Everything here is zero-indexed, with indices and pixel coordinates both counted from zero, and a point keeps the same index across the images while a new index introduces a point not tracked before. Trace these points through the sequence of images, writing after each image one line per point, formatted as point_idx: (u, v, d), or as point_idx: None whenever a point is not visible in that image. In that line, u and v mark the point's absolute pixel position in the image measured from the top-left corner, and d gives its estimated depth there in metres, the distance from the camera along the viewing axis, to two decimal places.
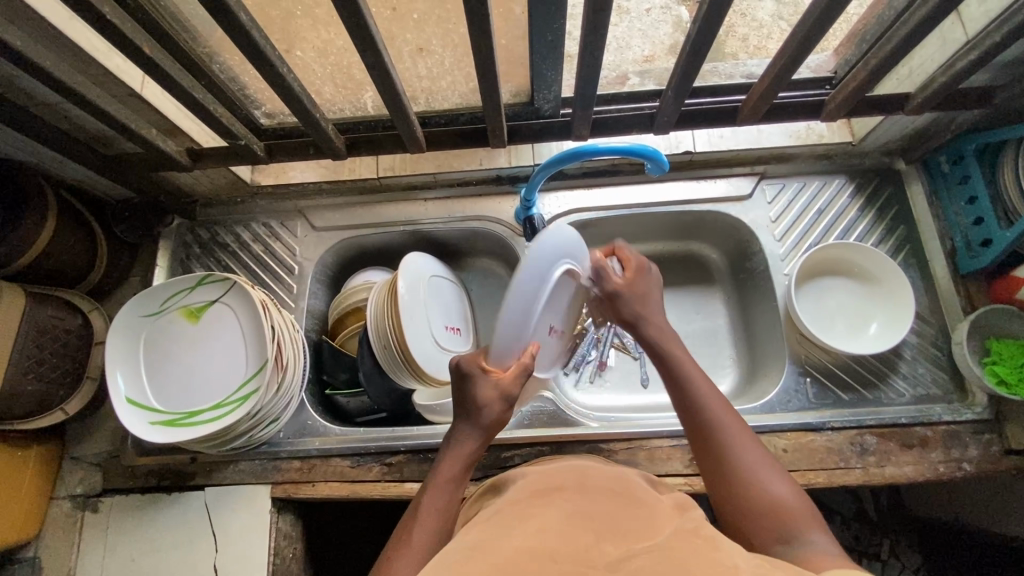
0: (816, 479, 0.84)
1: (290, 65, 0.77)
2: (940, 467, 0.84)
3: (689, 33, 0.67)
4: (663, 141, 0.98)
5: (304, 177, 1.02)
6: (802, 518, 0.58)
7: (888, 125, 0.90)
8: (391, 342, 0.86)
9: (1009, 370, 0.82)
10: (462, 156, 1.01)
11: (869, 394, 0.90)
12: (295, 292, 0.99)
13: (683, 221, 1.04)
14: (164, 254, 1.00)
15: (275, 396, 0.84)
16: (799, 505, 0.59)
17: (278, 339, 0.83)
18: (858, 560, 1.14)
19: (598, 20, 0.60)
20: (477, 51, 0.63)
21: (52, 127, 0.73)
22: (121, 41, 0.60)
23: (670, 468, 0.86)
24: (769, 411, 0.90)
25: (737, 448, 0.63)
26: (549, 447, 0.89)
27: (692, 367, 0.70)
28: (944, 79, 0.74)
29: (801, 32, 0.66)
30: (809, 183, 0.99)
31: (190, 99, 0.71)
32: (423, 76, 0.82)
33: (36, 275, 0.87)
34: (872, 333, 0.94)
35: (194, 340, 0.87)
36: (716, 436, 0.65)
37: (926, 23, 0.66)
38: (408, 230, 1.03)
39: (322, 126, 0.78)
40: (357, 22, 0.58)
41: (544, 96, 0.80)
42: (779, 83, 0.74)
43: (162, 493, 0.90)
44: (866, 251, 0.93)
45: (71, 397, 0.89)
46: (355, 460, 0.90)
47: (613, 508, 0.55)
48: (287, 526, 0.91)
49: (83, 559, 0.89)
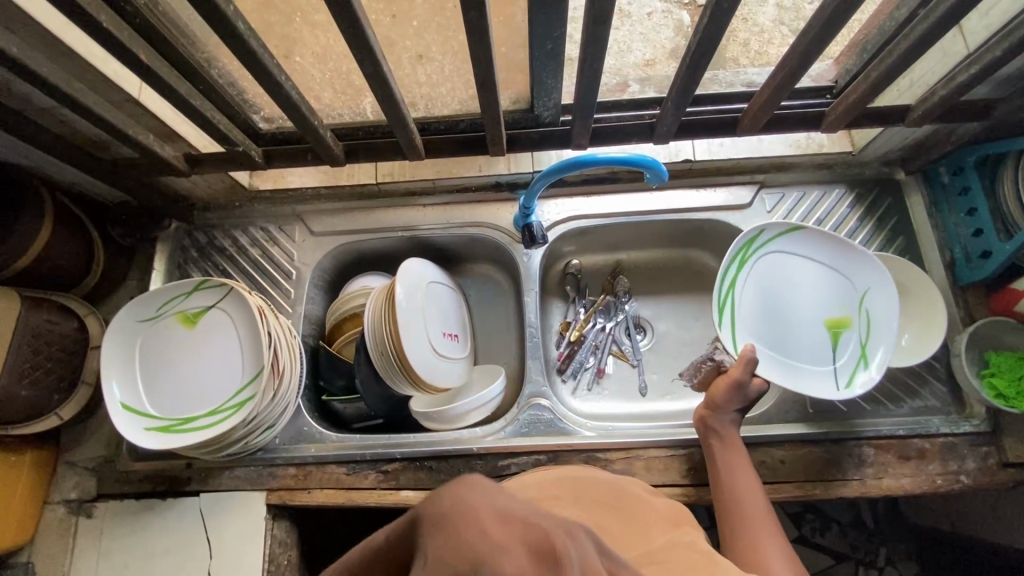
0: (813, 490, 0.84)
1: (289, 71, 0.76)
2: (937, 480, 0.84)
3: (690, 44, 0.67)
4: (663, 150, 0.99)
5: (303, 182, 1.03)
6: None
7: (887, 135, 0.90)
8: (388, 349, 0.86)
9: (1007, 383, 0.82)
10: (462, 163, 1.02)
11: (868, 406, 0.89)
12: (292, 298, 0.99)
13: (682, 230, 1.04)
14: (161, 259, 1.00)
15: (272, 403, 0.83)
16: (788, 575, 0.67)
17: (274, 346, 0.82)
18: (855, 568, 1.15)
19: (597, 31, 0.60)
20: (477, 61, 0.63)
21: (49, 132, 0.73)
22: (119, 49, 0.60)
23: (667, 478, 0.86)
24: (767, 422, 0.89)
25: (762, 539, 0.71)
26: (546, 456, 0.88)
27: (740, 471, 0.78)
28: (945, 92, 0.73)
29: (802, 44, 0.66)
30: (809, 192, 0.99)
31: (188, 105, 0.70)
32: (422, 82, 0.82)
33: (32, 279, 0.87)
34: (904, 344, 0.90)
35: (191, 346, 0.86)
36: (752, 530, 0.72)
37: (926, 37, 0.66)
38: (407, 236, 1.02)
39: (321, 133, 0.77)
40: (356, 33, 0.57)
41: (545, 104, 0.80)
42: (779, 94, 0.74)
43: (157, 499, 0.90)
44: (897, 261, 0.92)
45: (65, 402, 0.89)
46: (350, 468, 0.89)
47: (609, 525, 0.57)
48: (282, 534, 0.91)
49: (78, 564, 0.89)
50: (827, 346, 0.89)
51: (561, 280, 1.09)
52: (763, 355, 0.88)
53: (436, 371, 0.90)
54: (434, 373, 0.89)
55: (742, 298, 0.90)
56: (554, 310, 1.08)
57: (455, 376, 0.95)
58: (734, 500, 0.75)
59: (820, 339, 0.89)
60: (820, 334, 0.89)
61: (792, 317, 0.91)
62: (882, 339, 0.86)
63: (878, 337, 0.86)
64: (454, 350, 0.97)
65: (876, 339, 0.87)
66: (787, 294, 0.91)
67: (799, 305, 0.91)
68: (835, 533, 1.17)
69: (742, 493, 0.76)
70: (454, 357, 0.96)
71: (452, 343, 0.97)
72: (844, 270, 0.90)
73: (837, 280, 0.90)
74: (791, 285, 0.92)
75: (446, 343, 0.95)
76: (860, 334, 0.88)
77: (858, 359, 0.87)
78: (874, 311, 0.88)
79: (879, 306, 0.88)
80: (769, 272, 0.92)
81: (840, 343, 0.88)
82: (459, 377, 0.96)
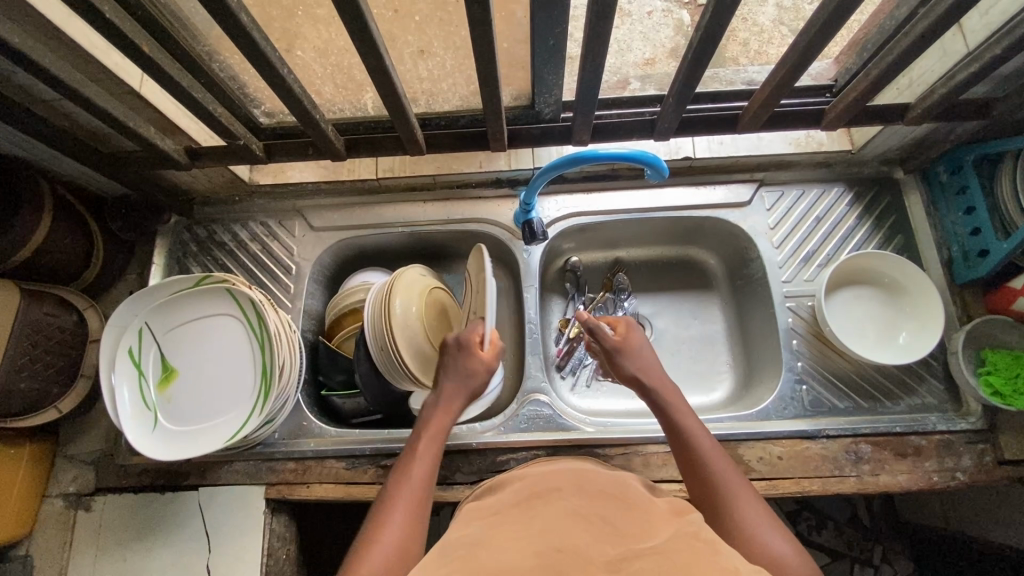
0: (811, 486, 0.84)
1: (290, 65, 0.76)
2: (934, 476, 0.85)
3: (692, 41, 0.67)
4: (663, 147, 0.98)
5: (303, 177, 1.02)
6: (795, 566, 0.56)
7: (887, 135, 0.90)
8: (388, 344, 0.85)
9: (1004, 380, 0.82)
10: (461, 159, 1.01)
11: (866, 402, 0.90)
12: (292, 292, 0.99)
13: (682, 227, 1.04)
14: (160, 252, 1.00)
15: (262, 428, 0.86)
16: (801, 564, 0.56)
17: (282, 368, 0.83)
18: (850, 566, 1.15)
19: (599, 27, 0.60)
20: (479, 55, 0.63)
21: (49, 125, 0.72)
22: (121, 39, 0.59)
23: (665, 474, 0.86)
24: (765, 418, 0.89)
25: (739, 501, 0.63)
26: (546, 451, 0.89)
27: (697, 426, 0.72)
28: (945, 90, 0.74)
29: (803, 42, 0.66)
30: (807, 191, 0.99)
31: (190, 98, 0.70)
32: (424, 77, 0.82)
33: (31, 271, 0.86)
34: (901, 343, 0.92)
35: (182, 342, 0.86)
36: (722, 489, 0.65)
37: (928, 35, 0.66)
38: (407, 233, 1.02)
39: (323, 127, 0.77)
40: (359, 25, 0.57)
41: (545, 100, 0.80)
42: (779, 92, 0.74)
43: (156, 493, 0.90)
44: (892, 259, 0.92)
45: (63, 396, 0.89)
46: (349, 462, 0.89)
47: (612, 508, 0.55)
48: (281, 528, 0.91)
49: (75, 558, 0.89)
50: (160, 373, 0.84)
51: (560, 276, 1.09)
52: (173, 352, 0.85)
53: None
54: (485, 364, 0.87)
55: (181, 386, 0.84)
56: (554, 307, 1.08)
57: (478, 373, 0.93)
58: (723, 499, 0.64)
59: (222, 383, 0.85)
60: (190, 366, 0.85)
61: (234, 341, 0.86)
62: (172, 412, 0.83)
63: (135, 382, 0.83)
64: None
65: (134, 380, 0.82)
66: (238, 374, 0.85)
67: (214, 362, 0.86)
68: (831, 531, 1.17)
69: (727, 489, 0.65)
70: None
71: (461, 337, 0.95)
72: (215, 410, 0.84)
73: (215, 401, 0.84)
74: (232, 393, 0.85)
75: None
76: (151, 383, 0.84)
77: (138, 372, 0.83)
78: (157, 399, 0.83)
79: (135, 400, 0.82)
80: (241, 405, 0.84)
81: (138, 362, 0.83)
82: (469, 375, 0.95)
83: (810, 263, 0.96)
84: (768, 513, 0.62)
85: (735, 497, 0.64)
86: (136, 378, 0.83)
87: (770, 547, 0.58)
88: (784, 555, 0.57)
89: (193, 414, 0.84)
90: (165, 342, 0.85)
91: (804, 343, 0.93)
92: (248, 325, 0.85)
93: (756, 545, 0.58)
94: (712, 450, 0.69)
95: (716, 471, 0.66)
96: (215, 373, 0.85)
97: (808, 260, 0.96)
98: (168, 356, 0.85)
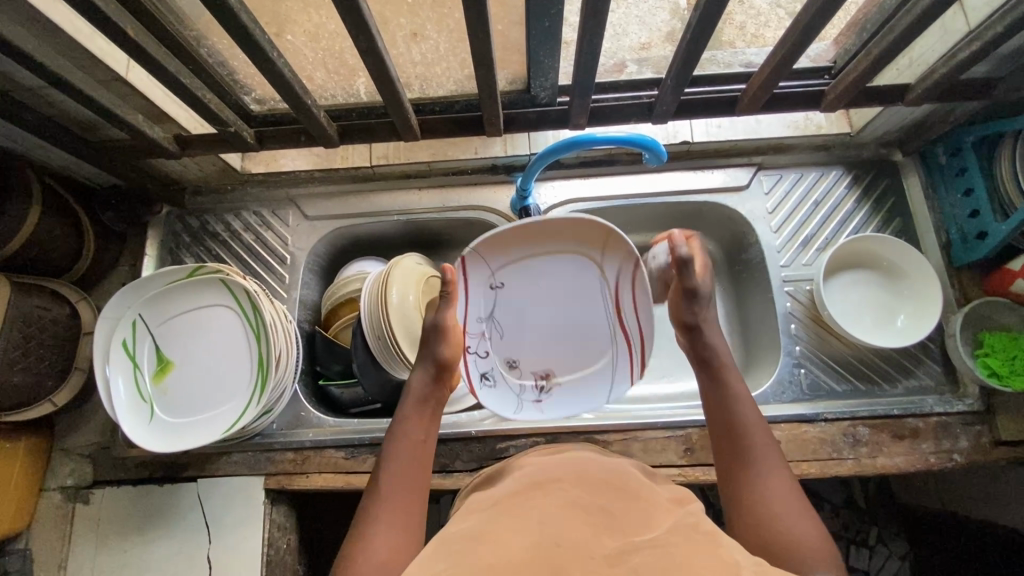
0: (810, 469, 0.85)
1: (281, 50, 0.74)
2: (931, 458, 0.85)
3: (689, 22, 0.65)
4: (661, 131, 0.97)
5: (296, 164, 1.00)
6: (810, 553, 0.52)
7: (888, 116, 0.89)
8: (385, 333, 0.85)
9: (1001, 362, 0.83)
10: (457, 145, 0.99)
11: (863, 386, 0.91)
12: (287, 282, 0.98)
13: (680, 212, 1.03)
14: (152, 244, 0.99)
15: (260, 418, 0.85)
16: (819, 549, 0.53)
17: (279, 359, 0.83)
18: (845, 547, 1.14)
19: (596, 9, 0.59)
20: (473, 36, 0.61)
21: (33, 113, 0.71)
22: (105, 23, 0.58)
23: (664, 459, 0.87)
24: (764, 403, 0.90)
25: (767, 482, 0.59)
26: (545, 439, 0.89)
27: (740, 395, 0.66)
28: (945, 70, 0.73)
29: (803, 21, 0.64)
30: (806, 174, 0.99)
31: (178, 85, 0.69)
32: (417, 61, 0.80)
33: (21, 264, 0.85)
34: (899, 326, 0.92)
35: (174, 335, 0.85)
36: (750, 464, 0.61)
37: (930, 12, 0.64)
38: (402, 221, 1.01)
39: (315, 113, 0.76)
40: (350, 5, 0.56)
41: (541, 84, 0.79)
42: (778, 74, 0.73)
43: (155, 485, 0.90)
44: (891, 243, 0.91)
45: (59, 389, 0.88)
46: (349, 452, 0.89)
47: (613, 500, 0.54)
48: (281, 518, 0.91)
49: (73, 551, 0.88)
50: (154, 365, 0.83)
51: None
52: (167, 343, 0.84)
53: (591, 345, 0.81)
54: (592, 339, 0.80)
55: (176, 379, 0.84)
56: None
57: (560, 387, 0.82)
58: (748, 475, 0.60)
59: (216, 374, 0.84)
60: (183, 358, 0.84)
61: (227, 331, 0.85)
62: (168, 404, 0.82)
63: (130, 375, 0.82)
64: (531, 364, 0.81)
65: (128, 373, 0.82)
66: (232, 364, 0.84)
67: (207, 352, 0.85)
68: (828, 513, 1.16)
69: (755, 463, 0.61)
70: (544, 369, 0.81)
71: (485, 400, 0.79)
72: (210, 403, 0.83)
73: (210, 392, 0.83)
74: (227, 385, 0.84)
75: (540, 347, 0.80)
76: (146, 375, 0.83)
77: (132, 364, 0.82)
78: (152, 391, 0.82)
79: (131, 392, 0.81)
80: (235, 396, 0.83)
81: (131, 354, 0.82)
82: (550, 415, 0.81)
83: (809, 246, 0.96)
84: (798, 496, 0.57)
85: (770, 478, 0.59)
86: (131, 370, 0.82)
87: (789, 531, 0.54)
88: (805, 541, 0.53)
89: (187, 406, 0.83)
90: (157, 333, 0.84)
91: (802, 328, 0.93)
92: (243, 315, 0.84)
93: (772, 529, 0.55)
94: (757, 427, 0.63)
95: (753, 448, 0.61)
96: (210, 365, 0.84)
97: (807, 244, 0.96)
98: (162, 347, 0.84)
